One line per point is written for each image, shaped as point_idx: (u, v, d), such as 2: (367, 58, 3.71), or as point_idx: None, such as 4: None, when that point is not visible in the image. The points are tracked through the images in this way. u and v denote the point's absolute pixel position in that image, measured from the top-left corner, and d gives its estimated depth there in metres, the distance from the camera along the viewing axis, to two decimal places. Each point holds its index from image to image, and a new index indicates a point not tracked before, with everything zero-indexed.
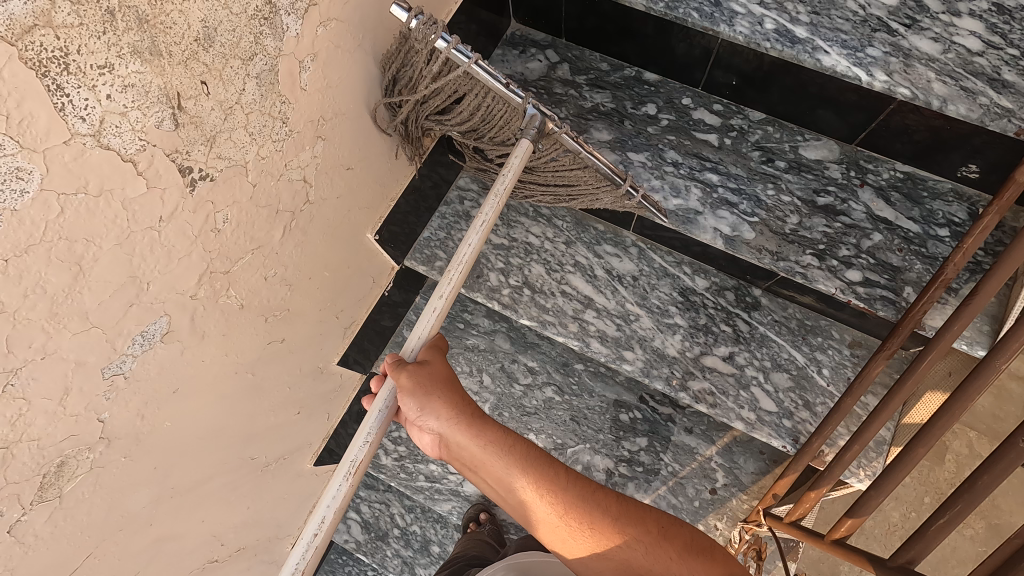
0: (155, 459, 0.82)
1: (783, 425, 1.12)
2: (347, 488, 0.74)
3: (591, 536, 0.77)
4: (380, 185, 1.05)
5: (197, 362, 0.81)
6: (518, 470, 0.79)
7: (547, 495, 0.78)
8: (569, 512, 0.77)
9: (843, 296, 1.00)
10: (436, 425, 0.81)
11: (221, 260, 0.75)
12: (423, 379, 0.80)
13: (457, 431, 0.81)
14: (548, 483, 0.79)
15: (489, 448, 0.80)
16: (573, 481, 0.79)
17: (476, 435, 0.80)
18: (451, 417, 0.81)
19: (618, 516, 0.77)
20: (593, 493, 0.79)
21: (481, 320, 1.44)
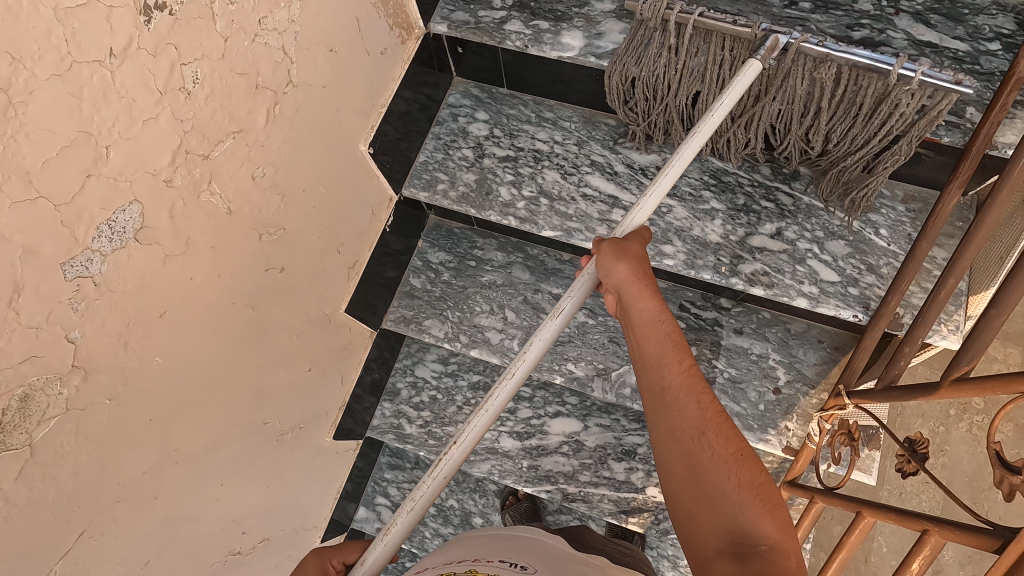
0: (150, 408, 0.67)
1: (850, 294, 1.02)
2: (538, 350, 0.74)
3: (670, 421, 0.67)
4: (367, 84, 0.91)
5: (186, 280, 0.66)
6: (652, 342, 0.71)
7: (663, 376, 0.69)
8: (664, 398, 0.68)
9: (901, 128, 0.90)
10: (613, 289, 0.74)
11: (196, 138, 0.61)
12: (623, 248, 0.74)
13: (629, 291, 0.73)
14: (670, 362, 0.70)
15: (646, 321, 0.72)
16: (692, 376, 0.69)
17: (650, 304, 0.72)
18: (635, 283, 0.73)
19: (718, 427, 0.65)
20: (702, 394, 0.67)
21: (493, 254, 1.31)
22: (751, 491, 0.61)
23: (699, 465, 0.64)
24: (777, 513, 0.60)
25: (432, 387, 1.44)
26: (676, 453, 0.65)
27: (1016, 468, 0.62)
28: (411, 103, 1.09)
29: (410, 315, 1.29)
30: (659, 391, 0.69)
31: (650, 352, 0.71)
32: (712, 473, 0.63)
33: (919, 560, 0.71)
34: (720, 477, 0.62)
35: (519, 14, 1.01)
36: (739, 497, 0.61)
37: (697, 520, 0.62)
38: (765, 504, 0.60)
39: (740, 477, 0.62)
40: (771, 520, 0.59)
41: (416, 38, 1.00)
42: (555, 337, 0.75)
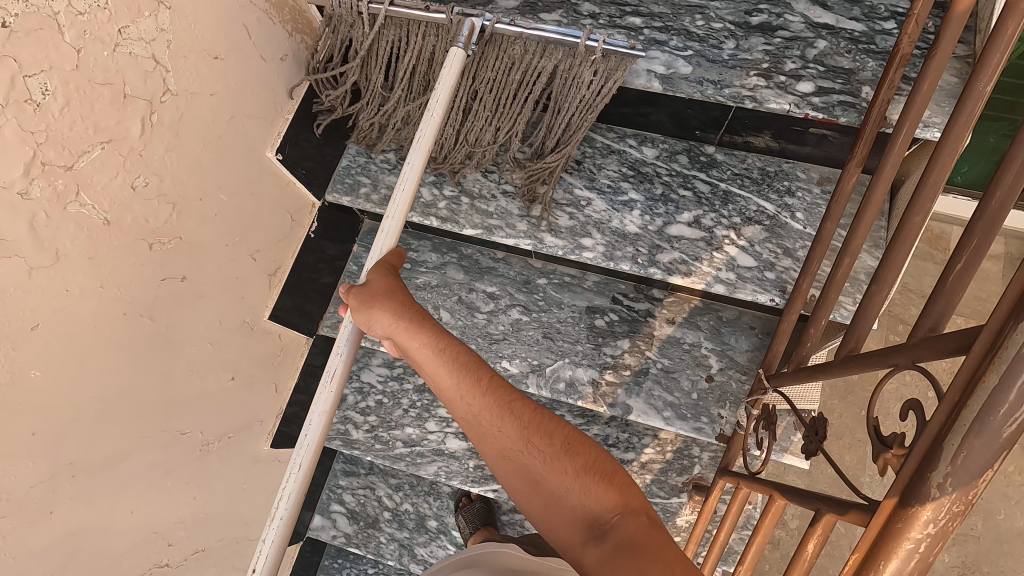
0: (31, 421, 0.68)
1: (767, 278, 1.02)
2: (331, 392, 0.78)
3: (494, 447, 0.65)
4: (267, 91, 0.92)
5: (61, 292, 0.67)
6: (443, 375, 0.69)
7: (468, 403, 0.67)
8: (478, 421, 0.66)
9: (799, 111, 0.90)
10: (385, 335, 0.75)
11: (54, 149, 0.61)
12: (369, 294, 0.75)
13: (401, 336, 0.72)
14: (467, 385, 0.67)
15: (427, 356, 0.70)
16: (491, 390, 0.67)
17: (423, 337, 0.71)
18: (401, 323, 0.72)
19: (531, 432, 0.64)
20: (510, 404, 0.66)
21: (428, 256, 1.31)
22: (584, 473, 0.60)
23: (534, 476, 0.62)
24: (612, 480, 0.60)
25: (378, 391, 1.43)
26: (513, 472, 0.63)
27: (889, 442, 0.62)
28: (333, 108, 1.09)
29: None
30: (473, 422, 0.67)
31: (447, 384, 0.68)
32: (548, 477, 0.61)
33: (814, 541, 0.72)
34: (553, 479, 0.61)
35: None
36: (577, 488, 0.60)
37: (556, 529, 0.60)
38: (601, 480, 0.60)
39: (572, 467, 0.61)
40: (611, 492, 0.59)
41: (323, 42, 1.01)
42: (336, 401, 0.79)
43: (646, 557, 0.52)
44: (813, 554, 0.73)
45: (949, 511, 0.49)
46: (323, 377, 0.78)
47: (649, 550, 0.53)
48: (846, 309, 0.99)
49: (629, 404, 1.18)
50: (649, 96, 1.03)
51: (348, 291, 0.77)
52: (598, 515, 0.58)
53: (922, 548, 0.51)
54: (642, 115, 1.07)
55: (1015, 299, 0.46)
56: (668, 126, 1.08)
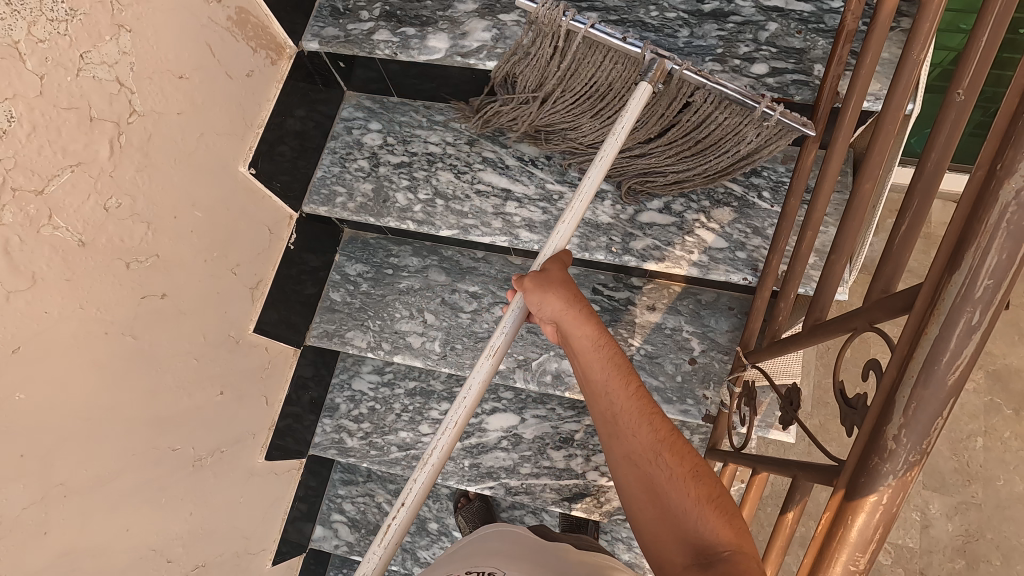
0: (18, 444, 0.69)
1: (738, 258, 1.04)
2: (490, 364, 0.82)
3: (623, 448, 0.67)
4: (236, 107, 0.94)
5: (41, 314, 0.68)
6: (597, 369, 0.72)
7: (612, 403, 0.70)
8: (619, 425, 0.68)
9: (754, 92, 0.93)
10: (550, 320, 0.77)
11: (23, 175, 0.63)
12: (545, 279, 0.78)
13: (566, 320, 0.75)
14: (616, 388, 0.70)
15: (588, 352, 0.73)
16: (639, 399, 0.69)
17: (588, 327, 0.74)
18: (570, 308, 0.75)
19: (669, 448, 0.65)
20: (654, 417, 0.68)
21: (409, 260, 1.33)
22: (707, 502, 0.61)
23: (658, 488, 0.64)
24: (733, 520, 0.60)
25: (370, 398, 1.45)
26: (634, 480, 0.65)
27: (853, 404, 0.64)
28: (305, 121, 1.11)
29: (332, 329, 1.30)
30: (611, 420, 0.69)
31: (598, 381, 0.72)
32: (670, 493, 0.63)
33: (794, 509, 0.75)
34: (677, 494, 0.62)
35: (386, 23, 1.04)
36: (695, 511, 0.60)
37: (660, 545, 0.61)
38: (719, 515, 0.60)
39: (697, 492, 0.62)
40: (728, 527, 0.59)
41: (288, 57, 1.03)
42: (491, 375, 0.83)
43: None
44: (794, 522, 0.76)
45: (907, 462, 0.50)
46: (485, 351, 0.82)
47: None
48: (814, 282, 1.02)
49: None
50: None
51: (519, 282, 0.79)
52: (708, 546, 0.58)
53: (886, 500, 0.52)
54: None
55: (949, 251, 0.47)
56: None
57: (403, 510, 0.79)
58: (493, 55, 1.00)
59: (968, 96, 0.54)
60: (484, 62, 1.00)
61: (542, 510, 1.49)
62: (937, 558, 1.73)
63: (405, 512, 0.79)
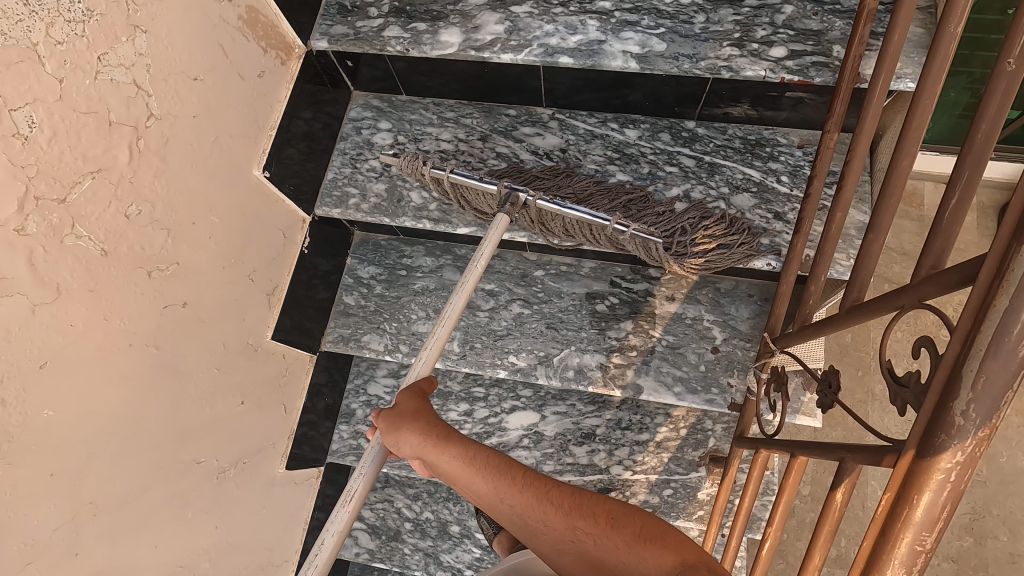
0: (48, 461, 0.66)
1: (761, 243, 1.04)
2: (361, 484, 0.84)
3: (548, 545, 0.63)
4: (247, 109, 0.91)
5: (67, 326, 0.66)
6: (478, 481, 0.67)
7: (511, 505, 0.65)
8: (528, 521, 0.63)
9: (775, 76, 0.92)
10: (413, 455, 0.76)
11: (45, 182, 0.60)
12: (395, 417, 0.78)
13: (426, 452, 0.73)
14: (504, 489, 0.66)
15: (457, 469, 0.70)
16: (528, 487, 0.64)
17: (446, 451, 0.72)
18: (425, 438, 0.74)
19: (574, 515, 0.60)
20: (549, 495, 0.63)
21: (423, 260, 1.31)
22: (639, 544, 0.56)
23: (597, 560, 0.59)
24: (658, 543, 0.55)
25: (386, 402, 1.43)
26: (574, 562, 0.61)
27: (905, 382, 0.63)
28: (312, 123, 1.09)
29: (348, 333, 1.28)
30: (520, 522, 0.65)
31: (483, 490, 0.67)
32: (607, 560, 0.58)
33: (842, 489, 0.73)
34: (613, 558, 0.57)
35: (396, 19, 1.03)
36: (634, 564, 0.56)
37: None
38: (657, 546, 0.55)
39: (620, 541, 0.57)
40: (665, 555, 0.54)
41: (297, 57, 1.01)
42: (364, 493, 0.85)
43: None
44: (842, 504, 0.74)
45: (974, 439, 0.50)
46: (346, 492, 0.84)
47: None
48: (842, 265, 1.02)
49: (639, 384, 1.19)
50: (626, 76, 1.04)
51: (376, 417, 0.80)
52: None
53: (953, 477, 0.51)
54: (605, 95, 1.10)
55: (1015, 223, 0.47)
56: (645, 105, 1.10)
57: None
58: (507, 48, 0.98)
59: (1019, 66, 0.54)
60: (498, 55, 0.98)
61: None
62: (948, 538, 1.74)
63: None
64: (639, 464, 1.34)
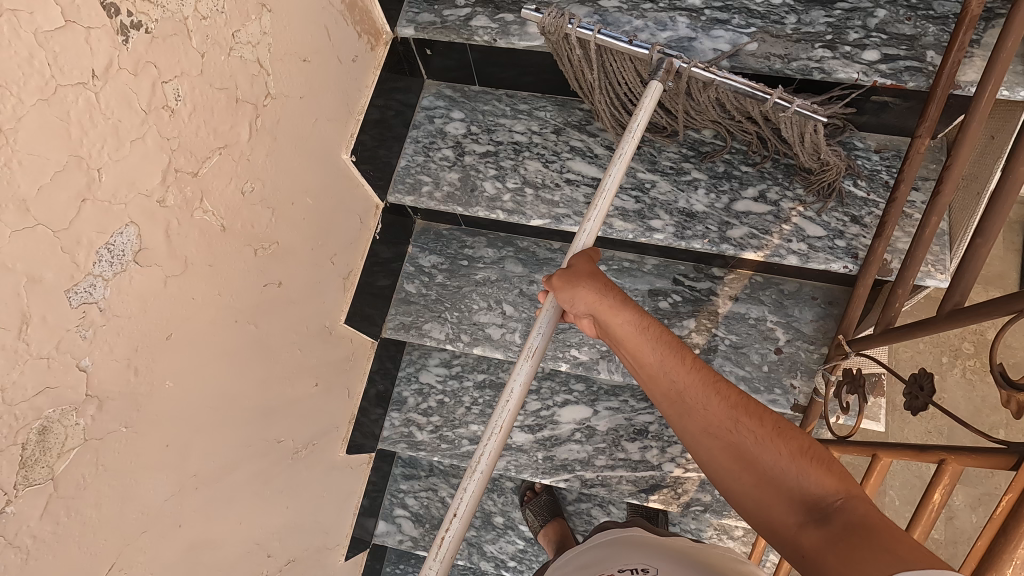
0: (164, 433, 0.67)
1: (838, 246, 1.04)
2: (529, 365, 0.82)
3: (698, 424, 0.66)
4: (341, 92, 0.92)
5: (188, 299, 0.66)
6: (646, 349, 0.70)
7: (673, 380, 0.68)
8: (686, 399, 0.67)
9: (867, 79, 0.92)
10: (585, 312, 0.76)
11: (184, 156, 0.61)
12: (571, 275, 0.76)
13: (601, 311, 0.73)
14: (673, 364, 0.69)
15: (629, 335, 0.71)
16: (699, 371, 0.68)
17: (621, 313, 0.72)
18: (603, 299, 0.73)
19: (757, 414, 0.63)
20: (718, 384, 0.66)
21: (485, 252, 1.32)
22: (803, 457, 0.59)
23: (748, 455, 0.62)
24: (836, 467, 0.58)
25: (438, 391, 1.43)
26: (721, 448, 0.64)
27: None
28: (390, 110, 1.10)
29: (409, 321, 1.29)
30: (677, 399, 0.68)
31: (648, 359, 0.70)
32: (763, 457, 0.61)
33: (940, 490, 0.72)
34: (772, 458, 0.61)
35: (483, 9, 1.03)
36: (795, 469, 0.59)
37: (769, 508, 0.60)
38: (831, 470, 0.58)
39: (787, 448, 0.60)
40: (834, 476, 0.57)
41: (384, 44, 1.02)
42: (531, 377, 0.83)
43: (885, 538, 0.48)
44: (939, 505, 0.73)
45: None
46: (523, 353, 0.82)
47: (892, 532, 0.49)
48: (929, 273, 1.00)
49: None
50: None
51: (550, 281, 0.79)
52: (819, 497, 0.57)
53: None
54: None
55: None
56: None
57: (458, 518, 0.80)
58: None
59: None
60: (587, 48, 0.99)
61: (609, 503, 1.49)
62: None
63: (468, 501, 0.80)
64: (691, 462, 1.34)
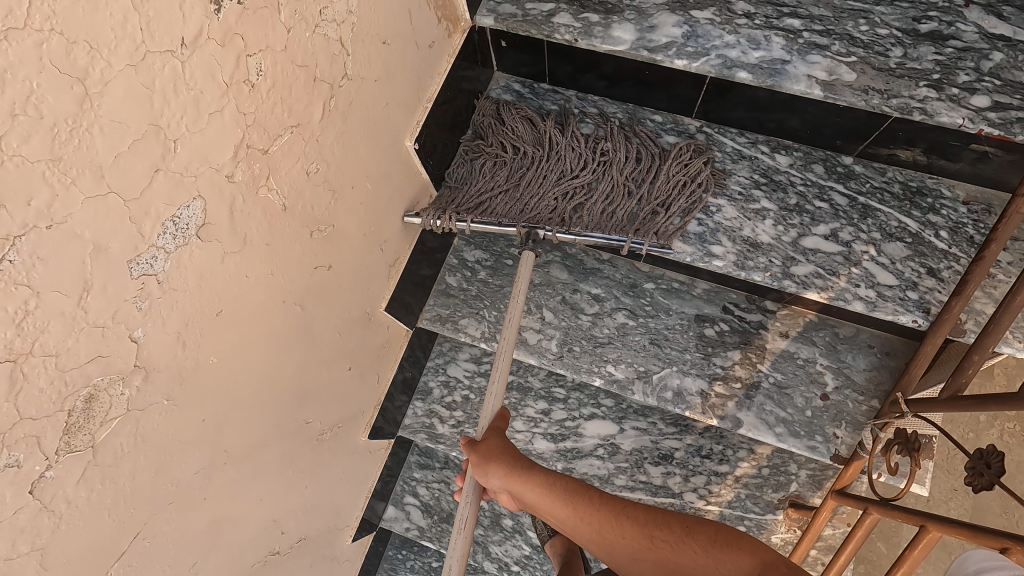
0: (203, 408, 0.66)
1: (909, 298, 0.98)
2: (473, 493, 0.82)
3: (622, 550, 0.70)
4: (414, 78, 0.89)
5: (241, 278, 0.65)
6: (559, 512, 0.73)
7: (586, 523, 0.72)
8: (598, 534, 0.71)
9: (972, 126, 0.86)
10: (500, 489, 0.78)
11: (257, 133, 0.59)
12: (485, 451, 0.80)
13: (511, 481, 0.76)
14: (579, 505, 0.72)
15: (540, 496, 0.74)
16: (605, 502, 0.72)
17: (527, 483, 0.75)
18: (507, 472, 0.77)
19: (661, 523, 0.69)
20: (622, 512, 0.71)
21: (531, 253, 1.29)
22: (715, 548, 0.65)
23: (680, 571, 0.66)
24: (743, 544, 0.64)
25: (464, 386, 1.42)
26: (654, 570, 0.68)
27: None
28: (456, 99, 1.07)
29: (446, 314, 1.27)
30: (593, 533, 0.71)
31: (561, 516, 0.73)
32: (687, 561, 0.66)
33: None
34: (690, 559, 0.66)
35: (568, 6, 0.99)
36: (716, 563, 0.65)
37: None
38: (742, 547, 0.64)
39: (704, 544, 0.66)
40: (746, 555, 0.64)
41: (460, 31, 0.99)
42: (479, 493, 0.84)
43: None
44: None
45: None
46: (458, 528, 0.81)
47: None
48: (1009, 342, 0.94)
49: (740, 418, 1.15)
50: (796, 100, 0.99)
51: (469, 447, 0.82)
52: None
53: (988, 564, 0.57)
54: (762, 115, 1.05)
55: None
56: (802, 132, 1.05)
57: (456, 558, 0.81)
58: (682, 53, 0.94)
59: None
60: (671, 59, 0.94)
61: None
62: None
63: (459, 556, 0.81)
64: (714, 494, 1.29)
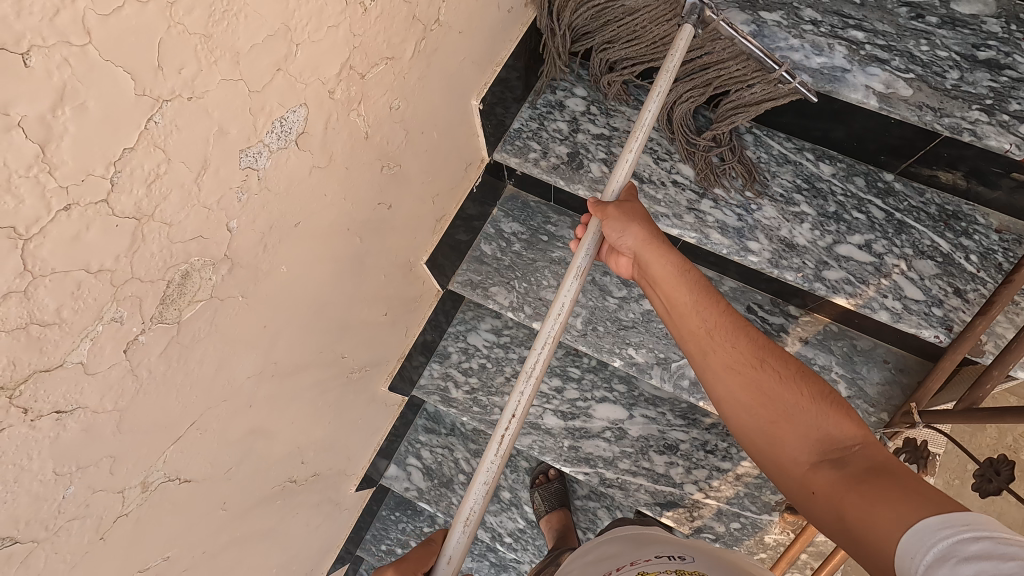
0: (265, 314, 0.69)
1: (934, 314, 1.01)
2: (577, 284, 0.78)
3: (723, 361, 0.71)
4: (489, 39, 0.93)
5: (320, 194, 0.68)
6: (681, 293, 0.74)
7: (704, 322, 0.73)
8: (710, 338, 0.72)
9: (1019, 152, 0.89)
10: (628, 249, 0.78)
11: (360, 56, 0.62)
12: (627, 208, 0.78)
13: (646, 252, 0.76)
14: (704, 306, 0.73)
15: (669, 273, 0.75)
16: (729, 316, 0.73)
17: (669, 254, 0.76)
18: (650, 238, 0.76)
19: (757, 343, 0.71)
20: (745, 328, 0.72)
21: (566, 233, 1.32)
22: (820, 399, 0.66)
23: (768, 393, 0.68)
24: (854, 415, 0.65)
25: (482, 355, 1.45)
26: (740, 383, 0.70)
27: None
28: (519, 70, 1.10)
29: (477, 280, 1.30)
30: (703, 337, 0.73)
31: (682, 301, 0.75)
32: (786, 398, 0.67)
33: None
34: (791, 399, 0.67)
35: None
36: (816, 412, 0.65)
37: (781, 442, 0.66)
38: (825, 402, 0.66)
39: (784, 374, 0.68)
40: (850, 422, 0.64)
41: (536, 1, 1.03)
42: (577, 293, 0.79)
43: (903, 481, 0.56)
44: None
45: None
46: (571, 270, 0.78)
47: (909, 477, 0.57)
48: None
49: None
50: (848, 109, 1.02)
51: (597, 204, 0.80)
52: (836, 440, 0.64)
53: None
54: (812, 122, 1.08)
55: None
56: (847, 144, 1.09)
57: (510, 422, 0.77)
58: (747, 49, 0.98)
59: None
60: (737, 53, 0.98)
61: (617, 507, 1.49)
62: None
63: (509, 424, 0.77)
64: (714, 489, 1.31)
